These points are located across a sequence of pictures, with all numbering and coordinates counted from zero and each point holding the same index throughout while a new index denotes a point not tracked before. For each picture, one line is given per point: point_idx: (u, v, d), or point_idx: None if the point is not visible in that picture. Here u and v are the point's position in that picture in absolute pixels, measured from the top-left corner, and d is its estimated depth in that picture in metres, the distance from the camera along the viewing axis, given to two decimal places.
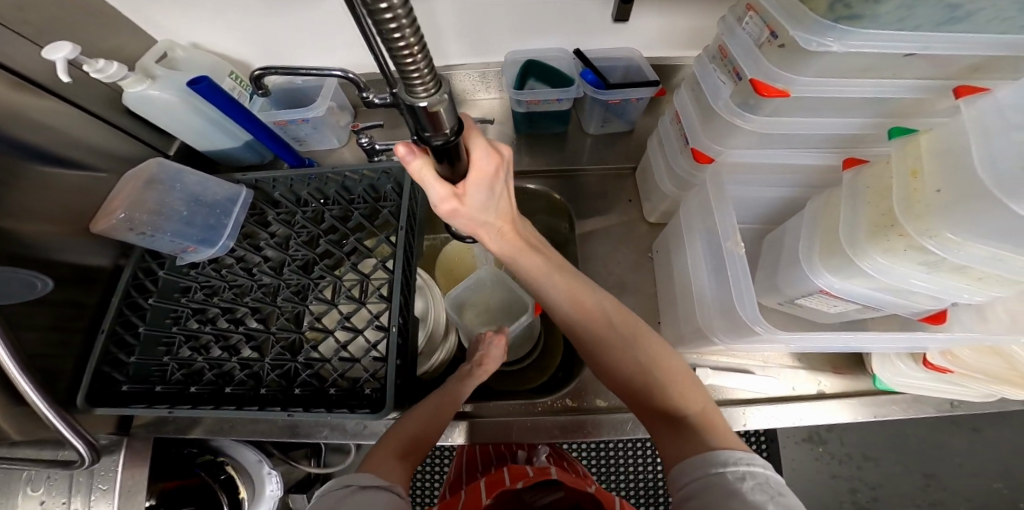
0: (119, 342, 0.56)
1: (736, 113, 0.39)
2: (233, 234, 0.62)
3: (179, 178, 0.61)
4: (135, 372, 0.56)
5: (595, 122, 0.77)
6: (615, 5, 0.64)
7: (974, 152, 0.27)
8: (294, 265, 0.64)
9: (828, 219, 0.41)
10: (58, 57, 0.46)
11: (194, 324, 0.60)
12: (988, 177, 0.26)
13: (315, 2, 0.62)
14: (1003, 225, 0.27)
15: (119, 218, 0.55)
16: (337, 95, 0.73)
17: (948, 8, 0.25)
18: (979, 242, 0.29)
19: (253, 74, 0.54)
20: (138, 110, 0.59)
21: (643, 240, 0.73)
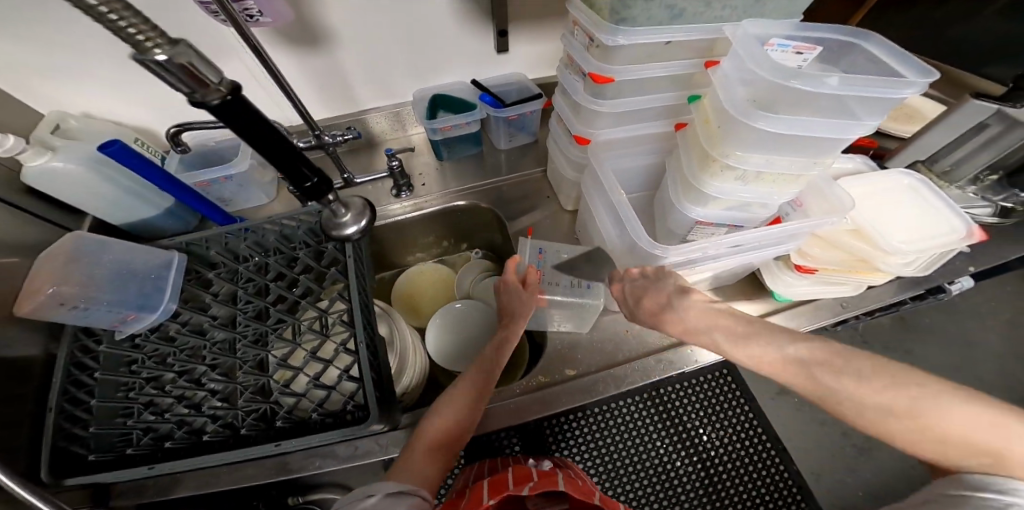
0: (72, 419, 0.54)
1: (591, 101, 0.52)
2: (174, 295, 0.63)
3: (102, 251, 0.61)
4: (97, 443, 0.55)
5: (503, 139, 0.88)
6: (494, 39, 0.78)
7: (725, 102, 0.42)
8: (247, 316, 0.66)
9: (679, 171, 0.56)
10: None
11: (153, 390, 0.59)
12: (736, 113, 0.41)
13: (224, 67, 0.70)
14: (758, 136, 0.43)
15: (48, 293, 0.53)
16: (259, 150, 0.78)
17: (668, 10, 0.42)
18: (751, 152, 0.45)
19: (168, 132, 0.57)
20: (41, 187, 0.60)
21: (566, 228, 0.84)
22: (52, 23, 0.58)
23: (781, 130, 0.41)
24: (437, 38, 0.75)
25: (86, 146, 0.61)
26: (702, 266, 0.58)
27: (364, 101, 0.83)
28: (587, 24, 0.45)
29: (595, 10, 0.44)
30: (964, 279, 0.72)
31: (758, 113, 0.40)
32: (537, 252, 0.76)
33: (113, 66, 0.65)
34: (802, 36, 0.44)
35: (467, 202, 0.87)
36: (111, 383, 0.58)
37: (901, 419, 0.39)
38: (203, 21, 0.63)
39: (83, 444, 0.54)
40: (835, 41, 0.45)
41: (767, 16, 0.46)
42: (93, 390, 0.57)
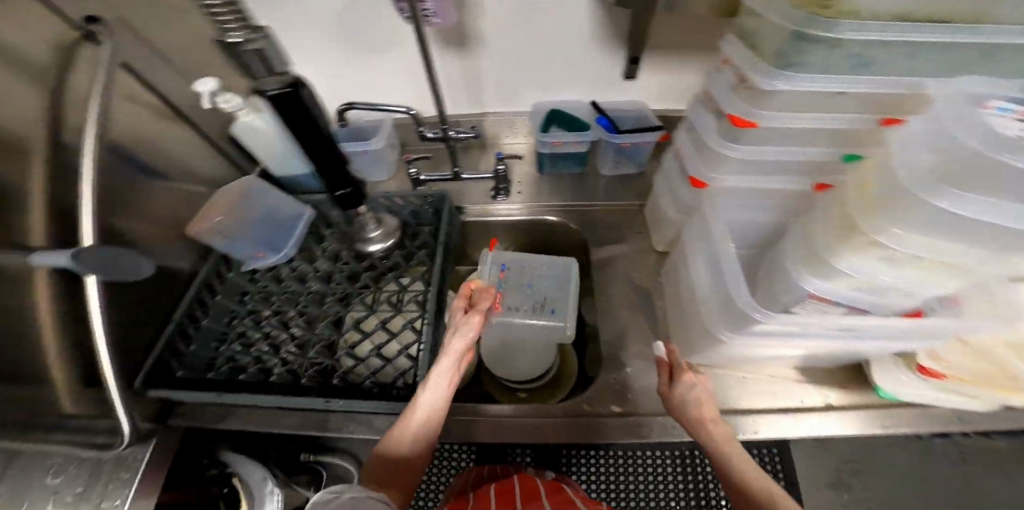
0: (184, 331, 0.64)
1: (722, 144, 0.49)
2: (295, 245, 0.73)
3: (263, 193, 0.73)
4: (189, 360, 0.62)
5: (609, 164, 0.88)
6: (626, 66, 0.78)
7: (900, 168, 0.38)
8: (340, 275, 0.72)
9: (808, 236, 0.50)
10: (202, 86, 0.60)
11: (247, 323, 0.67)
12: (910, 180, 0.36)
13: (381, 56, 0.80)
14: (930, 216, 0.37)
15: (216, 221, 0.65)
16: (392, 135, 0.88)
17: (853, 57, 0.38)
18: (917, 233, 0.38)
19: (340, 109, 0.68)
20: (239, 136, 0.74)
21: (651, 268, 0.81)
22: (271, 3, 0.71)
23: (971, 217, 0.35)
24: (570, 56, 0.78)
25: (281, 110, 0.75)
26: (807, 343, 0.51)
27: (487, 104, 0.89)
28: (741, 65, 0.43)
29: (754, 54, 0.42)
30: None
31: (942, 189, 0.35)
32: (499, 269, 0.79)
33: (301, 42, 0.77)
34: None
35: (557, 219, 0.87)
36: (222, 307, 0.68)
37: None
38: (377, 15, 0.72)
39: (179, 357, 0.63)
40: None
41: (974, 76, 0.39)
42: (208, 309, 0.68)
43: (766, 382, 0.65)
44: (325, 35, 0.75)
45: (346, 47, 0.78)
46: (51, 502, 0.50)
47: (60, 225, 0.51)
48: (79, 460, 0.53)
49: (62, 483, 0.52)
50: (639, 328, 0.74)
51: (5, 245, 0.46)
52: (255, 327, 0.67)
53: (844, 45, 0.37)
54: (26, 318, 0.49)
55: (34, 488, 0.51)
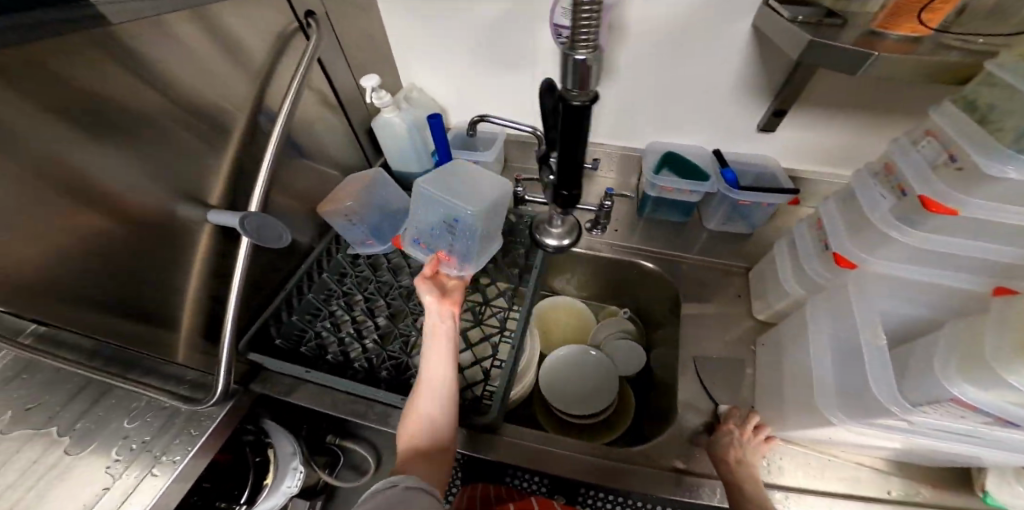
0: (287, 302, 0.71)
1: (894, 225, 0.46)
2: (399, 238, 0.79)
3: (385, 187, 0.81)
4: (288, 329, 0.70)
5: (718, 218, 0.84)
6: (766, 117, 0.75)
7: None
8: None
9: (970, 339, 0.43)
10: (365, 83, 0.73)
11: (340, 305, 0.73)
12: None
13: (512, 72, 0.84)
14: None
15: (343, 205, 0.76)
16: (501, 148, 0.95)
17: None
18: None
19: (472, 119, 0.70)
20: (377, 132, 0.86)
21: (746, 335, 0.75)
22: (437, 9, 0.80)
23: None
24: (701, 101, 0.77)
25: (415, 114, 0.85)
26: (934, 440, 0.46)
27: (600, 133, 0.89)
28: (958, 142, 0.40)
29: (978, 129, 0.39)
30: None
31: None
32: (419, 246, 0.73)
33: (451, 47, 0.86)
34: None
35: (649, 263, 0.85)
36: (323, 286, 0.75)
37: None
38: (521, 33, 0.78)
39: (278, 325, 0.69)
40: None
41: None
42: (310, 285, 0.75)
43: (850, 467, 0.62)
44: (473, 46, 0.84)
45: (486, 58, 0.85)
46: (119, 446, 0.58)
47: (229, 185, 0.63)
48: (156, 410, 0.62)
49: (134, 430, 0.60)
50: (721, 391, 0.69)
51: (185, 197, 0.56)
52: (346, 312, 0.73)
53: None
54: (186, 255, 0.58)
55: (110, 430, 0.59)
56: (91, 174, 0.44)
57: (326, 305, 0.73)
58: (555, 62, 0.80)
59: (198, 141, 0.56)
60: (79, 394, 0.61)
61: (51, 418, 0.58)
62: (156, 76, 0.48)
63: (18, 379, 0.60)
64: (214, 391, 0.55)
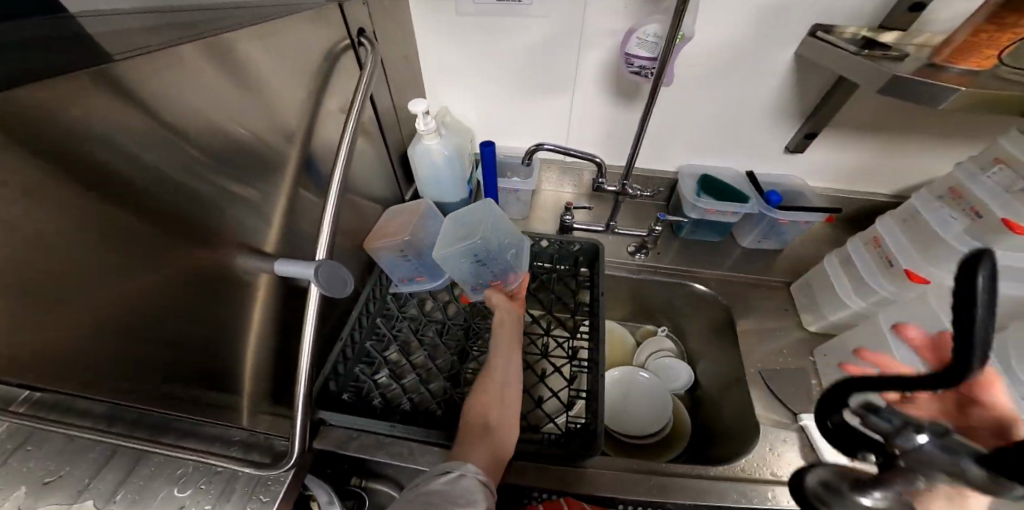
0: (343, 353, 0.68)
1: (968, 242, 0.54)
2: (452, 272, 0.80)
3: (435, 218, 0.79)
4: (346, 382, 0.66)
5: (751, 237, 0.88)
6: (795, 139, 0.79)
7: None
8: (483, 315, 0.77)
9: None
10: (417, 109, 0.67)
11: (396, 351, 0.71)
12: None
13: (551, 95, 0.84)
14: None
15: (401, 242, 0.72)
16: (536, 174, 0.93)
17: None
18: None
19: (529, 149, 0.74)
20: (412, 159, 0.78)
21: (801, 349, 0.77)
22: (478, 37, 0.77)
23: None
24: (735, 126, 0.81)
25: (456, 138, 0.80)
26: None
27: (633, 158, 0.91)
28: None
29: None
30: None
31: None
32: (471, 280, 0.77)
33: (489, 76, 0.83)
34: None
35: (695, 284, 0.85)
36: (374, 333, 0.73)
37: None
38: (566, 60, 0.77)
39: (336, 380, 0.65)
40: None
41: None
42: (360, 333, 0.72)
43: None
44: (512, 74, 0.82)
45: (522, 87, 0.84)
46: None
47: (284, 228, 0.57)
48: (211, 473, 0.49)
49: (189, 498, 0.47)
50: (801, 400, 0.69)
51: (248, 247, 0.50)
52: (406, 357, 0.71)
53: None
54: (245, 307, 0.52)
55: (159, 502, 0.46)
56: (166, 226, 0.38)
57: (381, 352, 0.71)
58: (597, 89, 0.80)
59: (261, 183, 0.50)
60: (109, 462, 0.48)
61: (81, 493, 0.45)
62: (229, 118, 0.43)
63: (21, 452, 0.47)
64: (291, 451, 0.49)
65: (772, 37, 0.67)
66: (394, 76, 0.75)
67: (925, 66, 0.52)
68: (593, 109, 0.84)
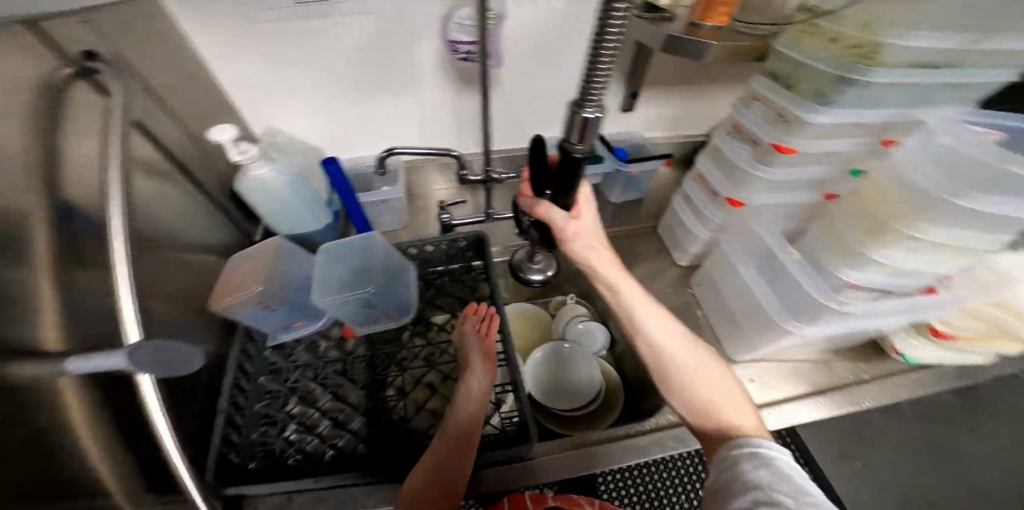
0: (232, 425, 0.59)
1: (757, 168, 0.60)
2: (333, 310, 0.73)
3: (294, 254, 0.70)
4: (248, 451, 0.58)
5: (617, 191, 0.94)
6: (624, 99, 0.86)
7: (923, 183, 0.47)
8: (386, 339, 0.74)
9: (833, 235, 0.59)
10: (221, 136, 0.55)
11: (299, 404, 0.64)
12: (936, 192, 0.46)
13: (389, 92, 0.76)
14: (947, 216, 0.47)
15: (254, 293, 0.62)
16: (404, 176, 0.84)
17: (868, 96, 0.49)
18: (939, 226, 0.48)
19: (380, 155, 0.64)
20: (244, 194, 0.66)
21: (680, 282, 0.86)
22: (279, 43, 0.65)
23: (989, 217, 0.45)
24: (575, 95, 0.85)
25: (287, 158, 0.68)
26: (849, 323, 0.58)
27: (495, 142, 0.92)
28: (780, 102, 0.54)
29: (793, 93, 0.53)
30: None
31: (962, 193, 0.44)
32: (361, 323, 0.72)
33: (307, 89, 0.72)
34: (987, 122, 0.49)
35: None
36: (264, 391, 0.64)
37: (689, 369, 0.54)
38: (396, 55, 0.70)
39: (235, 452, 0.57)
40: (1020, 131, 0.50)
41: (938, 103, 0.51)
42: (247, 395, 0.63)
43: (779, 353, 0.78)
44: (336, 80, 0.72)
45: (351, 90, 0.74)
46: None
47: None
48: None
49: None
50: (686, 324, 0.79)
51: None
52: (315, 405, 0.65)
53: (874, 88, 0.48)
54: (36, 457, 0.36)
55: None
56: None
57: (281, 409, 0.63)
58: (435, 81, 0.76)
59: None
60: None
61: None
62: None
63: None
64: None
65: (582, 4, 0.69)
66: (179, 104, 0.60)
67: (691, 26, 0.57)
68: (436, 104, 0.80)
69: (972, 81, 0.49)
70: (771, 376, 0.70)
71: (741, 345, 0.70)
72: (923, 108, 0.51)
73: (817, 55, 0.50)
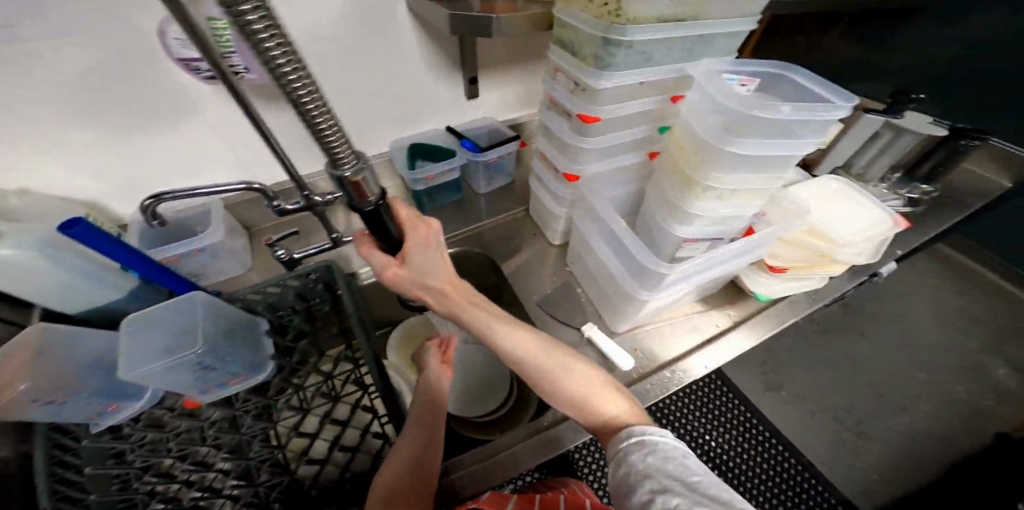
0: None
1: (578, 140, 0.58)
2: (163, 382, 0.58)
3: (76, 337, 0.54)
4: None
5: (483, 183, 0.92)
6: (465, 86, 0.85)
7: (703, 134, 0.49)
8: (248, 391, 0.64)
9: (660, 191, 0.61)
10: None
11: (152, 480, 0.54)
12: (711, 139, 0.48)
13: (181, 117, 0.65)
14: (730, 160, 0.49)
15: (19, 390, 0.45)
16: (220, 217, 0.74)
17: (641, 54, 0.48)
18: (725, 173, 0.50)
19: (143, 205, 0.54)
20: None
21: (560, 261, 0.86)
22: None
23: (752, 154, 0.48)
24: (411, 87, 0.79)
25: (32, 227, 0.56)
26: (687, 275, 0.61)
27: (338, 155, 0.83)
28: (572, 71, 0.52)
29: (578, 59, 0.51)
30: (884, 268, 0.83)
31: (730, 138, 0.46)
32: (208, 390, 0.59)
33: (67, 128, 0.58)
34: (743, 70, 0.53)
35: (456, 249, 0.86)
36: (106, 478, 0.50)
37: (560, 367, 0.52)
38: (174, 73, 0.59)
39: None
40: (767, 72, 0.54)
41: (711, 51, 0.53)
42: (81, 488, 0.47)
43: None
44: (100, 112, 0.59)
45: (128, 123, 0.62)
46: None
47: None
48: None
49: None
50: (569, 302, 0.78)
51: None
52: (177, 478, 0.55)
53: (638, 46, 0.47)
54: None
55: None
56: None
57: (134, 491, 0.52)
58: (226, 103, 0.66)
59: None
60: None
61: None
62: None
63: None
64: None
65: None
66: None
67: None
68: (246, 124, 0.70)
69: (731, 29, 0.51)
70: (649, 335, 0.72)
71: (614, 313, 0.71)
72: (698, 57, 0.53)
73: (580, 17, 0.48)
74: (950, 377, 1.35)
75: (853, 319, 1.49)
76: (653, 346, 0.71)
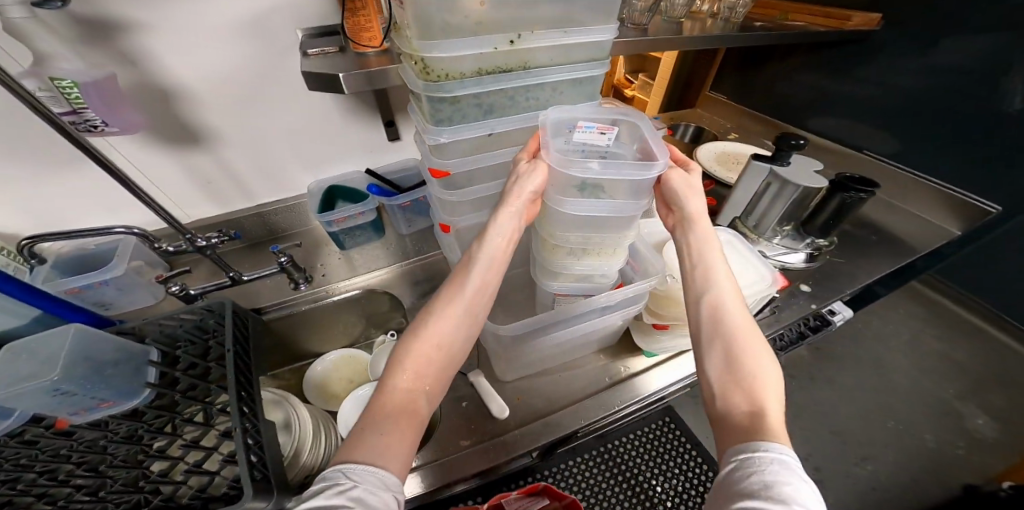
0: None
1: (445, 192, 0.58)
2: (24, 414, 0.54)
3: None
4: None
5: (403, 224, 0.94)
6: (384, 129, 0.90)
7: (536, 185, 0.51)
8: (120, 414, 0.58)
9: (533, 242, 0.61)
10: None
11: None
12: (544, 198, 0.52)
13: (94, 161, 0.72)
14: (568, 219, 0.53)
15: None
16: (129, 250, 0.77)
17: (477, 107, 0.49)
18: (565, 232, 0.54)
19: (22, 243, 0.62)
20: None
21: None
22: None
23: (583, 215, 0.52)
24: (325, 131, 0.85)
25: None
26: (564, 327, 0.61)
27: (259, 196, 0.90)
28: (418, 126, 0.54)
29: (421, 114, 0.53)
30: (841, 307, 0.75)
31: (561, 201, 0.50)
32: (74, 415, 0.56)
33: None
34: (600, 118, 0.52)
35: (368, 289, 0.86)
36: None
37: (746, 345, 0.44)
38: None
39: None
40: (623, 122, 0.54)
41: (567, 99, 0.54)
42: None
43: None
44: (16, 156, 0.66)
45: (46, 164, 0.69)
46: None
47: None
48: None
49: None
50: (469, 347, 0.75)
51: None
52: (23, 491, 0.48)
53: (468, 100, 0.48)
54: None
55: None
56: None
57: None
58: (132, 143, 0.72)
59: None
60: None
61: None
62: None
63: None
64: None
65: (274, 46, 0.70)
66: None
67: (351, 55, 0.60)
68: (156, 165, 0.77)
69: (576, 74, 0.51)
70: (550, 383, 0.68)
71: (512, 367, 0.65)
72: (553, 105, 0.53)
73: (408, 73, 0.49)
74: (922, 425, 1.22)
75: (824, 364, 1.36)
76: (553, 395, 0.66)
